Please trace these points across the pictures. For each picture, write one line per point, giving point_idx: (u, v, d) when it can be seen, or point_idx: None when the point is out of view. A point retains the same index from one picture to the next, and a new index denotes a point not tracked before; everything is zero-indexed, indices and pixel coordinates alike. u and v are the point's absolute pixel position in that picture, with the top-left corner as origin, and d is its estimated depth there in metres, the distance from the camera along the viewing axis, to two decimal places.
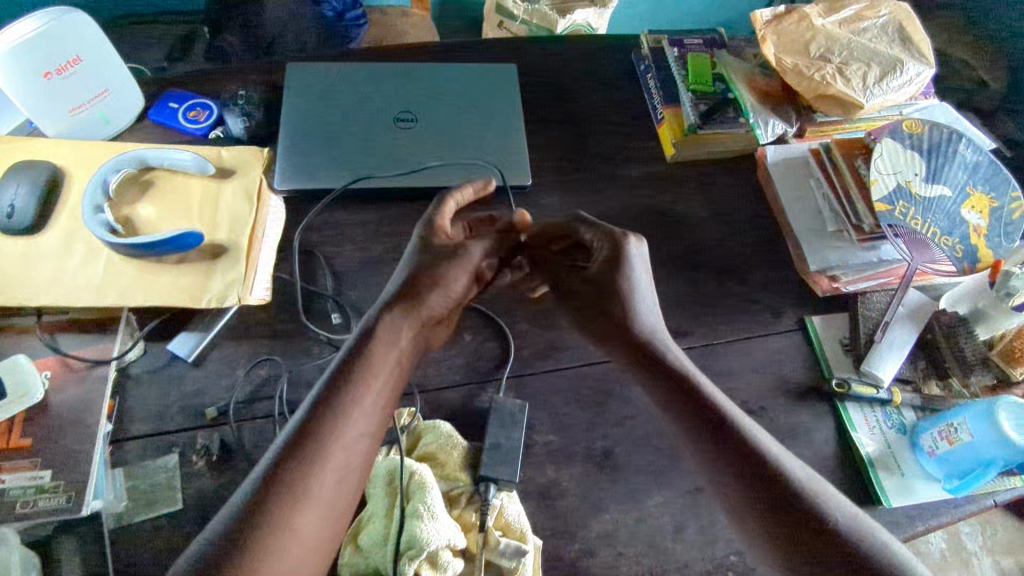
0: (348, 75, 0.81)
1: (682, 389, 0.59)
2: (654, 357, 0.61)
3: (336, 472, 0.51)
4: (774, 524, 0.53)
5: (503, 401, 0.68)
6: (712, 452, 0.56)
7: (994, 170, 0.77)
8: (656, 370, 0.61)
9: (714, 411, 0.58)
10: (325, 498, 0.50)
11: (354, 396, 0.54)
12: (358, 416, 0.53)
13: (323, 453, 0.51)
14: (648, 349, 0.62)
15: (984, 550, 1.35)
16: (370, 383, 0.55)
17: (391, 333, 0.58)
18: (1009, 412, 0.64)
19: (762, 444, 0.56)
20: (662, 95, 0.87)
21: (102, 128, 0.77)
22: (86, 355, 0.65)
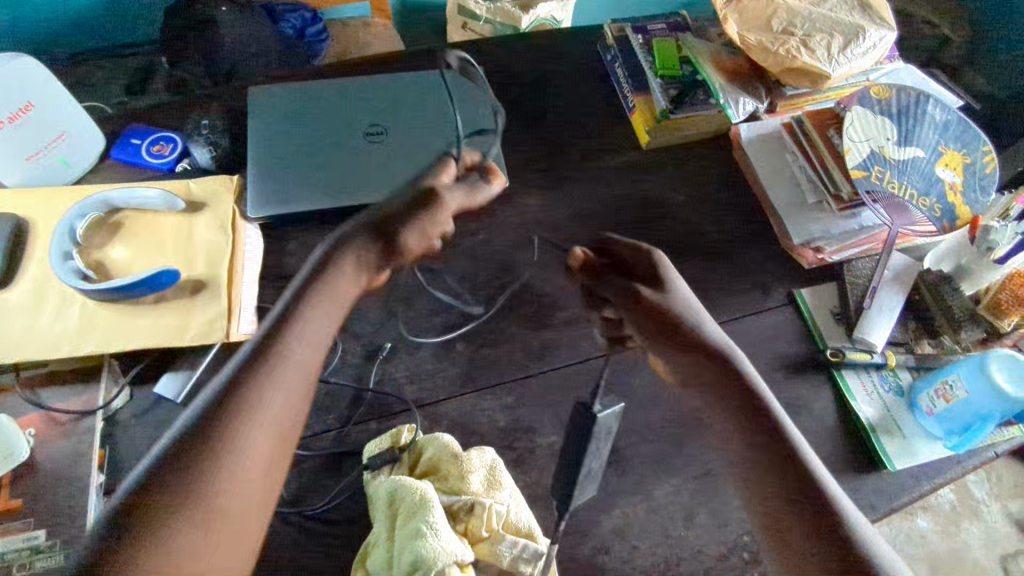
0: (313, 94, 0.81)
1: (776, 438, 0.57)
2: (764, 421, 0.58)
3: (268, 442, 0.49)
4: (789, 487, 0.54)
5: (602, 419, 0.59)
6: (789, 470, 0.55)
7: (963, 127, 0.79)
8: (776, 475, 0.55)
9: (791, 461, 0.55)
10: (233, 500, 0.46)
11: (248, 398, 0.49)
12: (249, 447, 0.47)
13: (215, 464, 0.46)
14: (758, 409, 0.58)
15: (993, 497, 1.35)
16: (255, 418, 0.49)
17: (253, 437, 0.48)
18: (1001, 363, 0.65)
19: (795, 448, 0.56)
20: (631, 84, 0.86)
21: (63, 171, 0.75)
22: (70, 408, 0.63)
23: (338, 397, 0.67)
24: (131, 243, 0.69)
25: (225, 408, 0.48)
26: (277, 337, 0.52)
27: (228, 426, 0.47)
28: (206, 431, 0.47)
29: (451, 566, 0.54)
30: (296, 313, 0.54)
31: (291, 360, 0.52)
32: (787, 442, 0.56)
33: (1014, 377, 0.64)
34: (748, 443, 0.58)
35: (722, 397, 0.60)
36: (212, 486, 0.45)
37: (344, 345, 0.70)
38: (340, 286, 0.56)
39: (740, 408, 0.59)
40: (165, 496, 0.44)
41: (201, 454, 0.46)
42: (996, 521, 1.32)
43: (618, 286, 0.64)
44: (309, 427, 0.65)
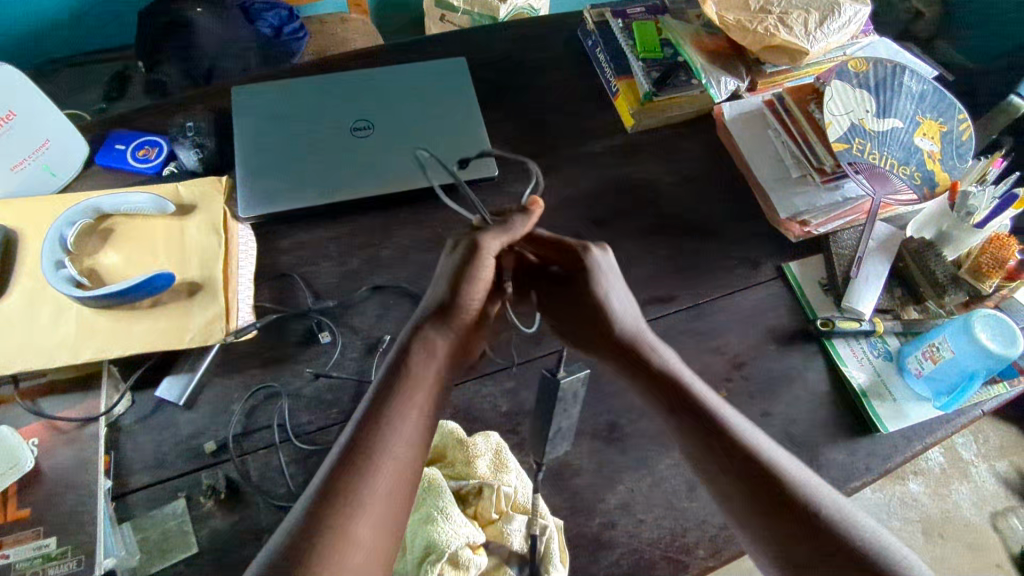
0: (298, 90, 0.81)
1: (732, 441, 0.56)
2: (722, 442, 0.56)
3: (393, 473, 0.48)
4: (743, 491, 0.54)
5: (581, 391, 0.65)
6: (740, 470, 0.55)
7: (938, 97, 0.81)
8: (743, 488, 0.54)
9: (762, 463, 0.55)
10: (363, 538, 0.44)
11: (386, 425, 0.50)
12: (375, 474, 0.47)
13: (353, 497, 0.45)
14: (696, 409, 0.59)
15: (981, 457, 1.39)
16: (384, 443, 0.49)
17: (386, 447, 0.49)
18: (984, 323, 0.67)
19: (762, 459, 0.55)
20: (614, 69, 0.87)
21: (49, 180, 0.74)
22: (72, 415, 0.63)
23: (340, 391, 0.68)
24: (123, 249, 0.69)
25: (356, 455, 0.48)
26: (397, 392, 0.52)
27: (360, 476, 0.46)
28: (341, 471, 0.47)
29: (462, 547, 0.55)
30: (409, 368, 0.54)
31: (406, 407, 0.52)
32: (750, 450, 0.56)
33: (997, 336, 0.66)
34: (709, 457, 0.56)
35: (669, 407, 0.59)
36: (348, 512, 0.45)
37: (344, 340, 0.71)
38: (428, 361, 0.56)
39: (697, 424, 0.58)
40: (308, 534, 0.43)
41: (338, 501, 0.45)
42: (985, 480, 1.36)
43: (530, 273, 0.67)
44: (313, 422, 0.66)
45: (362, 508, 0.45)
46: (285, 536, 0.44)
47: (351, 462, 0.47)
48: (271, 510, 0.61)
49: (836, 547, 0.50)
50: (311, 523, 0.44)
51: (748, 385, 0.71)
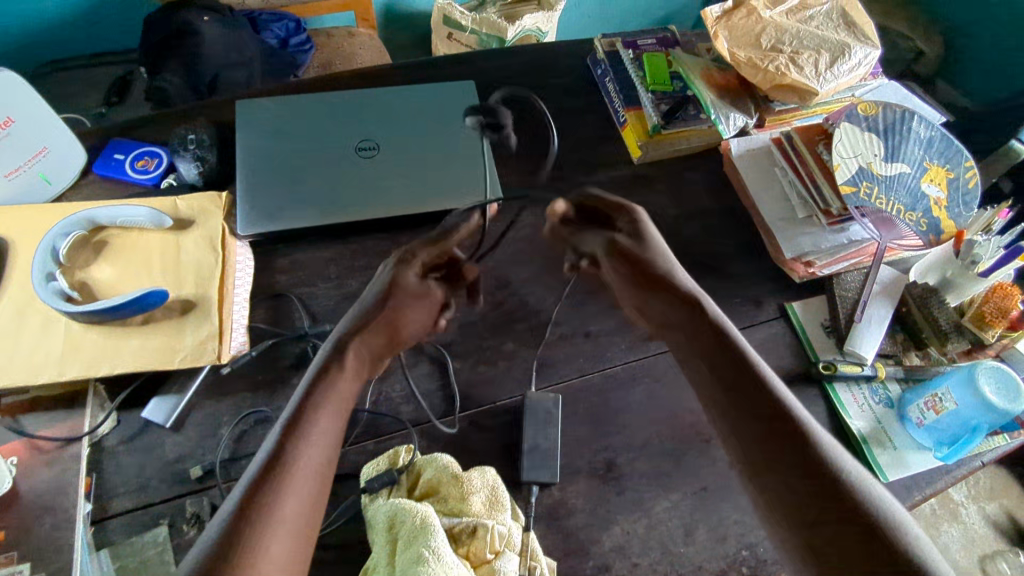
0: (303, 107, 0.80)
1: (736, 364, 0.54)
2: (750, 376, 0.53)
3: (313, 464, 0.47)
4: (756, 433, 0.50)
5: (539, 398, 0.69)
6: (762, 415, 0.51)
7: (946, 143, 0.81)
8: (775, 443, 0.49)
9: (771, 396, 0.52)
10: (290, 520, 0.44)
11: (312, 412, 0.50)
12: (309, 450, 0.47)
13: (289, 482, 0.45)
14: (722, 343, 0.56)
15: (971, 499, 1.38)
16: (304, 431, 0.48)
17: (317, 413, 0.50)
18: (989, 375, 0.66)
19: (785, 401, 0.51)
20: (622, 99, 0.87)
21: (44, 188, 0.73)
22: (56, 435, 0.61)
23: None
24: (116, 263, 0.67)
25: (272, 473, 0.45)
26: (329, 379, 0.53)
27: (292, 444, 0.47)
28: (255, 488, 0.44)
29: None
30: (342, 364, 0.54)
31: (329, 402, 0.51)
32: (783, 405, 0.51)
33: (1002, 389, 0.65)
34: (721, 374, 0.55)
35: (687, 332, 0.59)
36: (262, 502, 0.43)
37: None
38: (345, 375, 0.54)
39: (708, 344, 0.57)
40: (267, 494, 0.44)
41: (270, 479, 0.45)
42: (975, 523, 1.36)
43: (598, 237, 0.67)
44: None
45: (275, 513, 0.43)
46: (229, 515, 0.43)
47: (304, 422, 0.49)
48: None
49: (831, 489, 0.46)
50: (218, 553, 0.40)
51: None
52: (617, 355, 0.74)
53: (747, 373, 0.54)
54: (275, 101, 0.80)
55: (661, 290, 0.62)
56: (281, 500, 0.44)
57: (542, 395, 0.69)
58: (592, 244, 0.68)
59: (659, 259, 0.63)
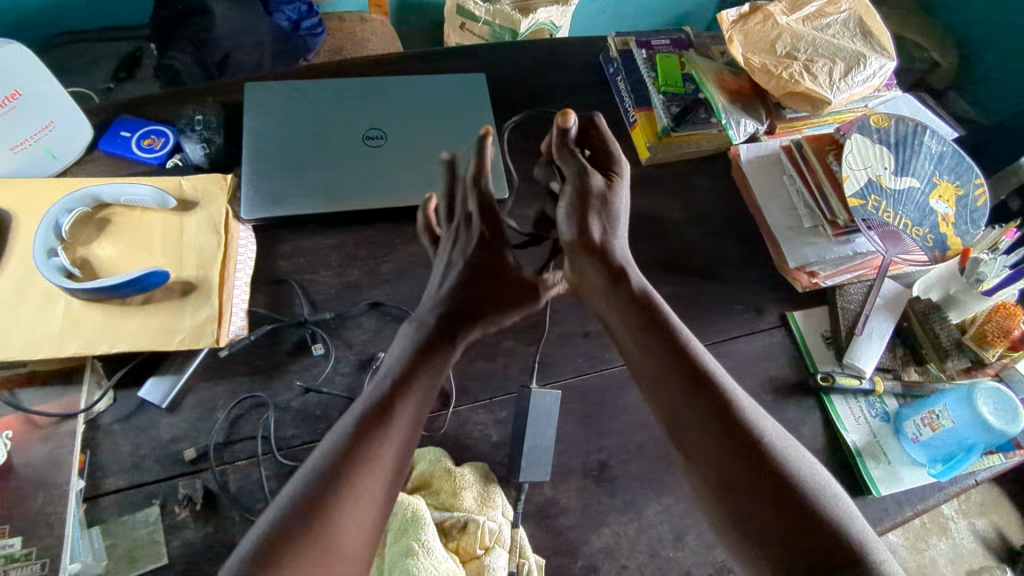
0: (312, 92, 0.79)
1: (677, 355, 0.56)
2: (687, 368, 0.55)
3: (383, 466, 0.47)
4: (695, 418, 0.52)
5: (541, 395, 0.67)
6: (699, 403, 0.53)
7: (957, 159, 0.80)
8: (711, 430, 0.51)
9: (707, 385, 0.54)
10: (353, 530, 0.44)
11: (390, 414, 0.50)
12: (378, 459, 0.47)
13: (351, 484, 0.45)
14: (658, 330, 0.58)
15: (961, 514, 1.38)
16: (383, 431, 0.48)
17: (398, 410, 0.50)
18: (987, 396, 0.65)
19: (719, 387, 0.54)
20: (633, 99, 0.86)
21: (49, 163, 0.73)
22: (51, 410, 0.61)
23: (330, 407, 0.66)
24: (119, 241, 0.67)
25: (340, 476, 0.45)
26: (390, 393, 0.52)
27: (370, 442, 0.47)
28: (320, 484, 0.44)
29: None
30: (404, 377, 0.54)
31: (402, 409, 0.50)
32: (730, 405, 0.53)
33: (1000, 411, 0.64)
34: (660, 368, 0.56)
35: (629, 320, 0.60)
36: (328, 502, 0.43)
37: (338, 354, 0.69)
38: (421, 386, 0.53)
39: (644, 333, 0.58)
40: (327, 496, 0.44)
41: (334, 480, 0.45)
42: (964, 538, 1.36)
43: (574, 166, 0.64)
44: (299, 436, 0.64)
45: (339, 522, 0.43)
46: (285, 507, 0.43)
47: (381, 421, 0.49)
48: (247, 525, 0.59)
49: (768, 475, 0.48)
50: (271, 550, 0.41)
51: None
52: (616, 356, 0.73)
53: (684, 362, 0.56)
54: (285, 85, 0.80)
55: (598, 270, 0.62)
56: (344, 499, 0.44)
57: (547, 393, 0.67)
58: (570, 173, 0.64)
59: (593, 223, 0.62)
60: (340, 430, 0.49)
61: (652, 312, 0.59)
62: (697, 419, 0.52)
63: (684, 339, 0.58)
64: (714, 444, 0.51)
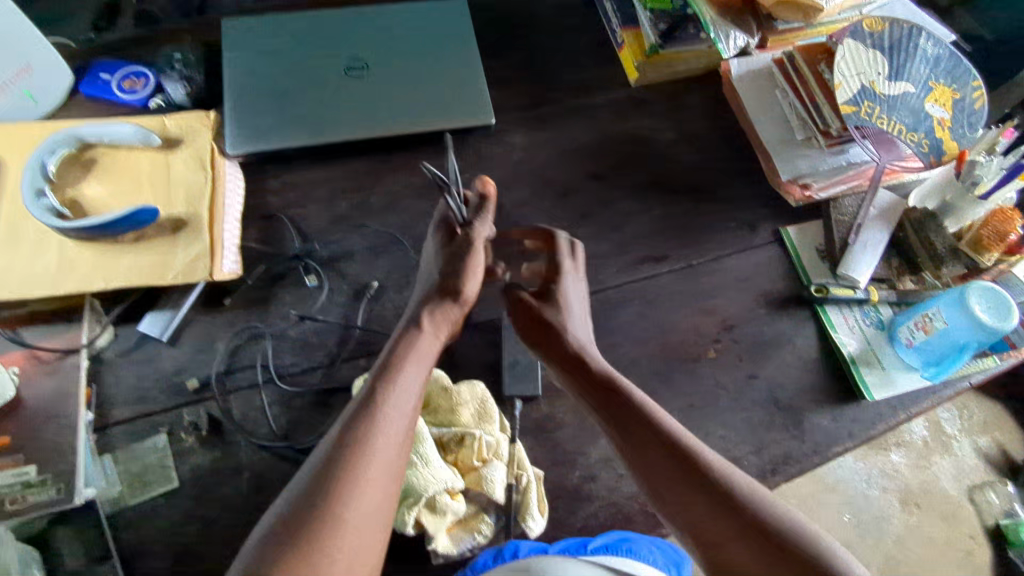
0: (291, 26, 0.78)
1: (653, 433, 0.55)
2: (663, 443, 0.54)
3: (388, 453, 0.50)
4: (687, 497, 0.51)
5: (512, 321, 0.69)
6: (690, 483, 0.51)
7: (954, 62, 0.78)
8: (708, 503, 0.50)
9: (686, 456, 0.53)
10: (360, 518, 0.47)
11: (384, 399, 0.53)
12: (384, 442, 0.50)
13: (359, 470, 0.48)
14: (629, 410, 0.57)
15: (963, 432, 1.39)
16: (383, 421, 0.51)
17: (390, 393, 0.53)
18: (980, 295, 0.65)
19: (702, 456, 0.53)
20: (620, 18, 0.85)
21: (30, 107, 0.72)
22: (55, 346, 0.62)
23: (326, 336, 0.67)
24: (106, 181, 0.67)
25: (344, 460, 0.48)
26: (367, 423, 0.51)
27: (372, 432, 0.50)
28: (328, 472, 0.48)
29: (441, 493, 0.57)
30: (380, 402, 0.52)
31: (398, 394, 0.53)
32: (706, 469, 0.52)
33: (992, 308, 0.65)
34: (637, 453, 0.54)
35: (608, 407, 0.58)
36: (343, 497, 0.47)
37: (331, 284, 0.70)
38: (413, 359, 0.57)
39: (623, 416, 0.56)
40: (332, 484, 0.47)
41: (343, 467, 0.48)
42: (967, 455, 1.37)
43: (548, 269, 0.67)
44: (297, 363, 0.65)
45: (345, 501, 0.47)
46: (293, 496, 0.47)
47: (376, 406, 0.52)
48: (252, 448, 0.61)
49: (762, 539, 0.48)
50: (281, 537, 0.44)
51: (736, 348, 0.71)
52: (610, 276, 0.73)
53: (660, 437, 0.54)
54: (262, 19, 0.78)
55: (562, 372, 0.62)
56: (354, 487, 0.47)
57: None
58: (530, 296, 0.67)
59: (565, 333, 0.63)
60: (337, 422, 0.52)
61: (631, 405, 0.57)
62: (693, 497, 0.51)
63: (660, 417, 0.56)
64: (709, 519, 0.50)
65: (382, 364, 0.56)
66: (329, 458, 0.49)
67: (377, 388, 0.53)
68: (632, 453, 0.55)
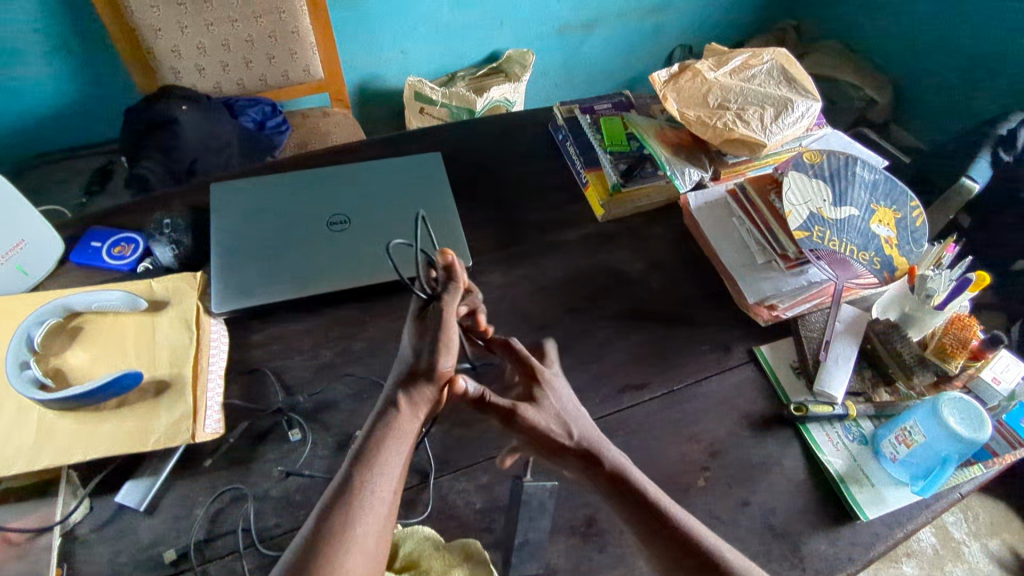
0: (276, 187, 0.83)
1: (670, 530, 0.58)
2: (673, 534, 0.58)
3: (366, 541, 0.50)
4: None
5: (533, 489, 0.64)
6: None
7: (890, 186, 0.85)
8: None
9: (693, 543, 0.57)
10: None
11: (366, 483, 0.52)
12: (364, 530, 0.50)
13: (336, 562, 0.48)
14: (640, 498, 0.60)
15: (971, 536, 1.36)
16: (363, 508, 0.51)
17: (371, 479, 0.52)
18: (953, 407, 0.67)
19: (709, 542, 0.57)
20: (583, 160, 0.92)
21: (19, 280, 0.74)
22: (25, 526, 0.60)
23: (310, 492, 0.66)
24: (91, 347, 0.68)
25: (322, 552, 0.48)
26: (346, 513, 0.50)
27: (351, 519, 0.50)
28: (308, 564, 0.47)
29: None
30: (359, 488, 0.52)
31: (378, 476, 0.53)
32: (707, 549, 0.57)
33: (967, 420, 0.66)
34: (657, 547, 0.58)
35: (627, 502, 0.60)
36: None
37: (315, 437, 0.69)
38: (395, 436, 0.56)
39: (635, 509, 0.59)
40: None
41: (322, 559, 0.48)
42: (980, 561, 1.33)
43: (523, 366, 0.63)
44: (280, 525, 0.63)
45: None
46: None
47: (358, 489, 0.52)
48: None
49: None
50: None
51: (726, 474, 0.70)
52: (595, 408, 0.73)
53: (679, 532, 0.58)
54: (251, 182, 0.84)
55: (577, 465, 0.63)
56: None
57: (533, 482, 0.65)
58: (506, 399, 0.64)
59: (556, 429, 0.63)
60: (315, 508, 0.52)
61: (648, 499, 0.60)
62: None
63: (666, 504, 0.60)
64: None
65: (365, 442, 0.55)
66: (307, 549, 0.48)
67: (357, 472, 0.53)
68: (653, 548, 0.58)
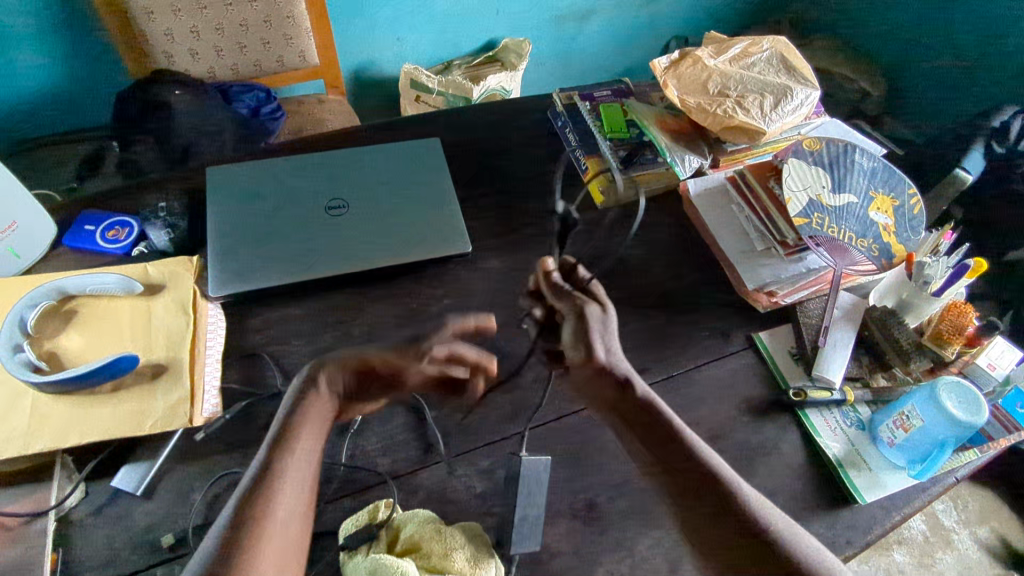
0: (274, 171, 0.82)
1: (699, 471, 0.63)
2: (692, 476, 0.63)
3: (288, 513, 0.56)
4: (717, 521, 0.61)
5: (527, 465, 0.65)
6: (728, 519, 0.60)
7: (888, 173, 0.86)
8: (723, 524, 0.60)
9: (711, 482, 0.63)
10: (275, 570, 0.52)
11: (278, 468, 0.57)
12: (275, 511, 0.55)
13: (264, 537, 0.53)
14: (670, 440, 0.65)
15: (961, 524, 1.37)
16: (280, 487, 0.56)
17: (279, 466, 0.57)
18: (950, 391, 0.67)
19: (738, 491, 0.62)
20: (582, 148, 0.91)
21: (11, 262, 0.73)
22: (19, 510, 0.59)
23: None
24: (85, 331, 0.67)
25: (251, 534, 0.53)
26: (261, 499, 0.55)
27: (262, 506, 0.54)
28: (231, 546, 0.52)
29: None
30: (277, 472, 0.57)
31: (294, 453, 0.59)
32: (730, 493, 0.62)
33: (964, 404, 0.66)
34: (674, 481, 0.64)
35: (657, 441, 0.66)
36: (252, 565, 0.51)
37: None
38: (322, 407, 0.63)
39: (675, 450, 0.65)
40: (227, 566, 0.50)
41: (248, 537, 0.53)
42: (969, 548, 1.35)
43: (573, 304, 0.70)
44: None
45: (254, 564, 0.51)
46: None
47: (268, 475, 0.57)
48: None
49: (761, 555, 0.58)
50: None
51: (726, 458, 0.70)
52: None
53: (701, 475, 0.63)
54: (248, 165, 0.83)
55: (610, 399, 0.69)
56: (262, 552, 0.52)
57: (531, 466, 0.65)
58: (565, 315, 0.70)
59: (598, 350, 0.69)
60: (226, 507, 0.55)
61: (672, 437, 0.66)
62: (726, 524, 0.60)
63: (707, 453, 0.65)
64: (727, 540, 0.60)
65: (288, 420, 0.61)
66: (221, 538, 0.52)
67: (271, 455, 0.58)
68: (671, 483, 0.65)
